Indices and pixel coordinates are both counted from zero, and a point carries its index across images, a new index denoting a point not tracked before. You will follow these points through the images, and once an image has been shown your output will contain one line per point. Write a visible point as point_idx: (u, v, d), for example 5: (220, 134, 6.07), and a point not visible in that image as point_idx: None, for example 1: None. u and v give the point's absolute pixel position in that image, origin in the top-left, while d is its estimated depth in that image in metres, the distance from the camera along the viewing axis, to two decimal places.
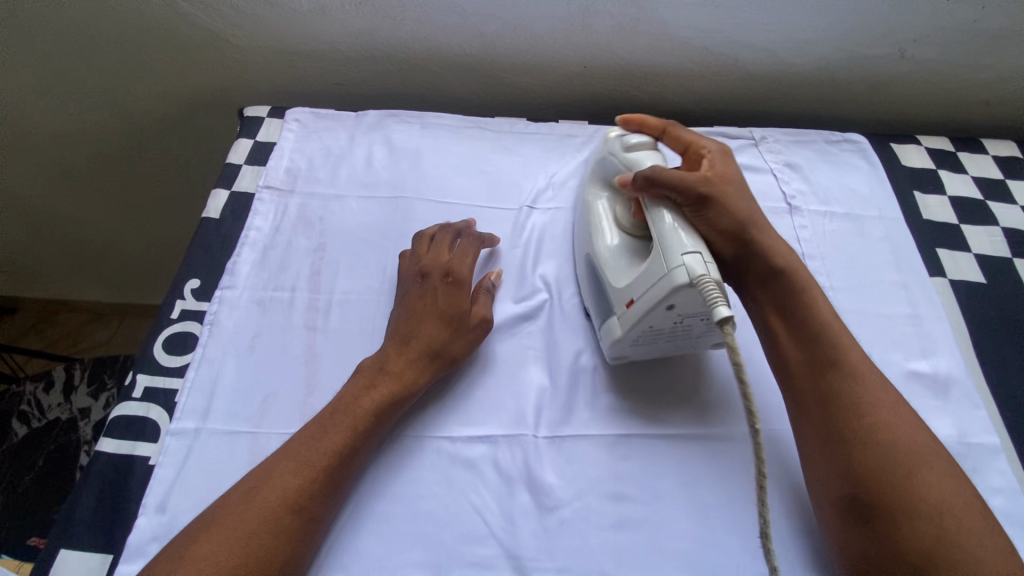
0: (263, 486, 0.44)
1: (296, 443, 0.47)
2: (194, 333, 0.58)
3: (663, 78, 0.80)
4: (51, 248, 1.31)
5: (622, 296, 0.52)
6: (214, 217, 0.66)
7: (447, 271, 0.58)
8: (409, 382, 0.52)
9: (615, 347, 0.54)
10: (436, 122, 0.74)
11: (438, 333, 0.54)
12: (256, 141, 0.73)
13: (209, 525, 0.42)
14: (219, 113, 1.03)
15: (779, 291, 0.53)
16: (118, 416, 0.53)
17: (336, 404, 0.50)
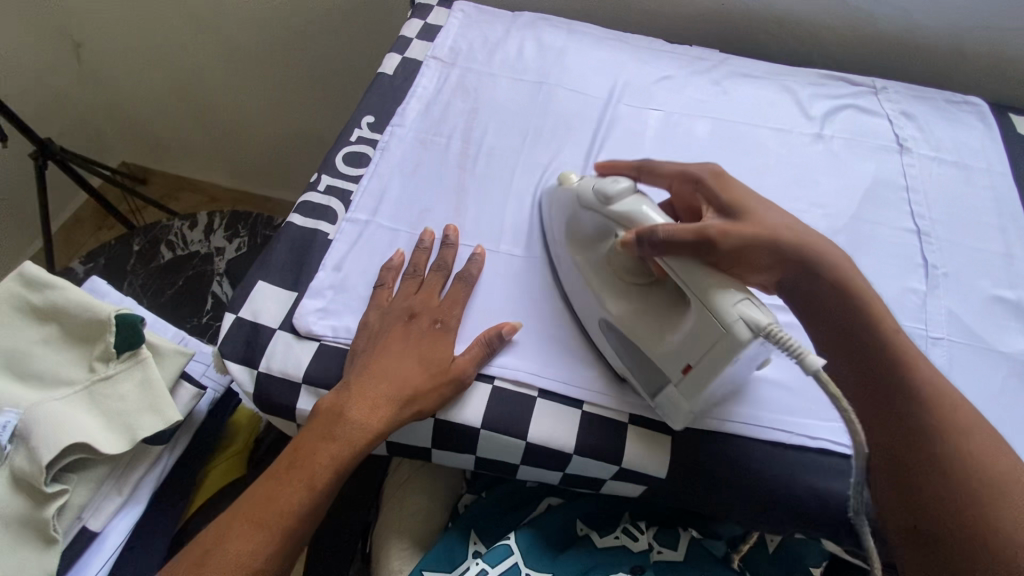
0: (217, 549, 0.48)
1: (255, 500, 0.50)
2: (366, 154, 0.69)
3: (796, 25, 0.85)
4: (200, 121, 1.51)
5: (676, 361, 0.49)
6: (388, 74, 0.77)
7: (428, 324, 0.54)
8: (372, 435, 0.50)
9: (680, 417, 0.51)
10: (582, 30, 0.83)
11: (412, 381, 0.51)
12: (426, 22, 0.83)
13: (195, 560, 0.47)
14: (377, 12, 1.16)
15: (826, 297, 0.50)
16: (305, 201, 0.65)
17: (294, 450, 0.51)
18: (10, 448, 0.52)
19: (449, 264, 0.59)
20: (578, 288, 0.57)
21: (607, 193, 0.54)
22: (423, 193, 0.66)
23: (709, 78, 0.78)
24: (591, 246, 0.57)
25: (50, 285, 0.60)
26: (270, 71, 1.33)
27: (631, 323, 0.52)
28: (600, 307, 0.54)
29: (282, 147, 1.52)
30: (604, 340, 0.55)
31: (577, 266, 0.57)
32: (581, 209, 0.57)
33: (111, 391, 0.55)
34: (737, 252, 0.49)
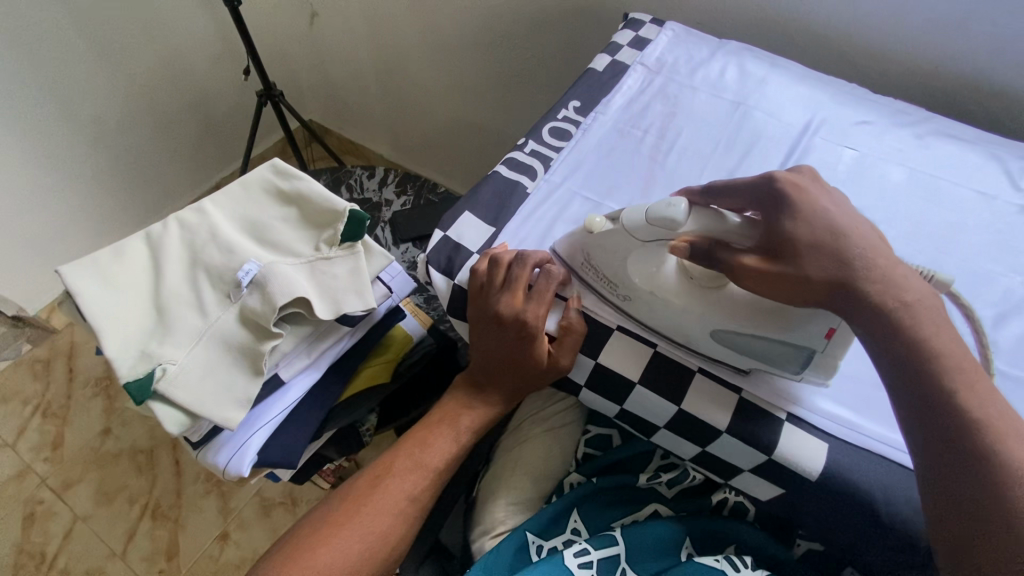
0: (379, 491, 0.58)
1: (413, 440, 0.61)
2: (569, 131, 0.76)
3: (1014, 100, 0.83)
4: (387, 95, 1.71)
5: (813, 331, 0.50)
6: (598, 70, 0.85)
7: (524, 323, 0.55)
8: (498, 406, 0.62)
9: (828, 374, 0.52)
10: (784, 65, 0.86)
11: (531, 376, 0.58)
12: (638, 34, 0.91)
13: (376, 486, 0.58)
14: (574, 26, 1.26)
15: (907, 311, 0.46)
16: (511, 158, 0.73)
17: (438, 409, 0.63)
18: (247, 291, 0.63)
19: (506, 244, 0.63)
20: (674, 314, 0.55)
21: (669, 219, 0.50)
22: (614, 174, 0.72)
23: (909, 131, 0.78)
24: (660, 278, 0.55)
25: (297, 177, 0.72)
26: (456, 60, 1.47)
27: (738, 316, 0.52)
28: (710, 317, 0.53)
29: (447, 130, 1.68)
30: (719, 347, 0.54)
31: (655, 291, 0.55)
32: (642, 242, 0.53)
33: (328, 269, 0.65)
34: (784, 277, 0.48)
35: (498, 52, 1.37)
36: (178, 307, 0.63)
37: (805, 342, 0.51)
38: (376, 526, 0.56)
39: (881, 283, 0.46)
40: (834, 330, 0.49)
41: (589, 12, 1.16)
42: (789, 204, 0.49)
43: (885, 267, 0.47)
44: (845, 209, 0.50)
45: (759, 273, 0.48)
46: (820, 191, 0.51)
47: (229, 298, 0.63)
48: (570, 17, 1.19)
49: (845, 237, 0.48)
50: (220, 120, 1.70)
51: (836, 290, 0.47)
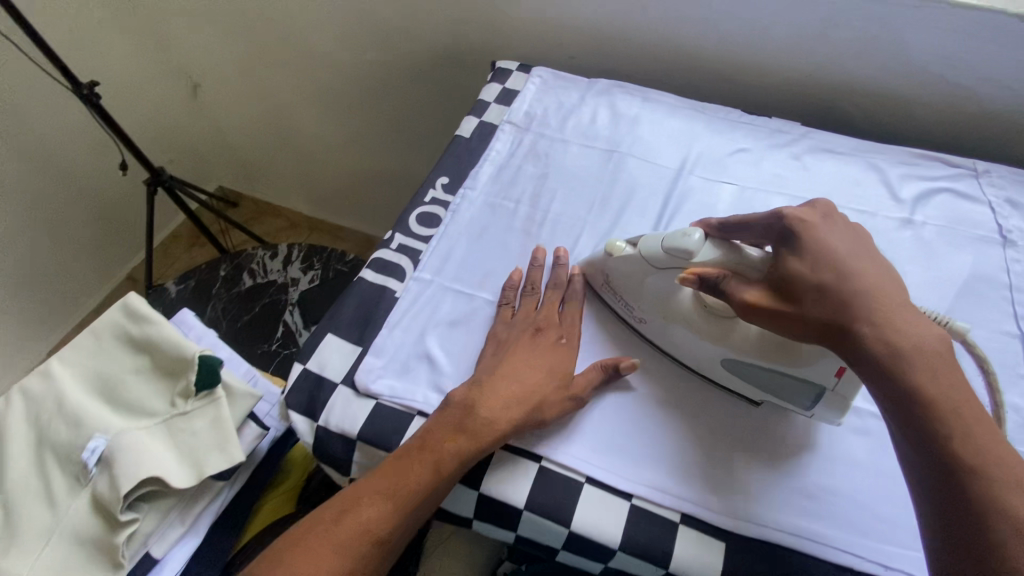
0: (357, 506, 0.50)
1: (386, 471, 0.51)
2: (438, 215, 0.72)
3: (888, 98, 0.81)
4: (293, 154, 1.63)
5: (827, 369, 0.50)
6: (465, 136, 0.81)
7: (560, 332, 0.60)
8: (500, 436, 0.52)
9: (841, 412, 0.52)
10: (657, 98, 0.84)
11: (541, 394, 0.54)
12: (505, 86, 0.87)
13: (305, 544, 0.50)
14: (455, 70, 1.18)
15: (884, 335, 0.44)
16: (378, 258, 0.67)
17: (424, 435, 0.52)
18: (95, 472, 0.57)
19: (537, 286, 0.63)
20: (685, 344, 0.57)
21: (683, 249, 0.54)
22: (488, 257, 0.67)
23: (787, 154, 0.76)
24: (670, 312, 0.57)
25: (149, 319, 0.66)
26: (353, 113, 1.41)
27: (745, 350, 0.53)
28: (716, 349, 0.55)
29: (359, 181, 1.62)
30: (730, 376, 0.55)
31: (668, 327, 0.57)
32: (656, 269, 0.57)
33: (187, 426, 0.60)
34: (787, 315, 0.48)
35: (393, 101, 1.32)
36: (23, 501, 0.57)
37: (817, 380, 0.51)
38: None
39: (875, 322, 0.45)
40: (845, 369, 0.50)
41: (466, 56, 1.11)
42: (796, 242, 0.51)
43: (885, 309, 0.45)
44: (857, 251, 0.50)
45: (761, 306, 0.49)
46: (832, 231, 0.52)
47: (79, 483, 0.57)
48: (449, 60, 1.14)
49: (849, 275, 0.48)
50: (117, 210, 1.60)
51: (828, 327, 0.46)
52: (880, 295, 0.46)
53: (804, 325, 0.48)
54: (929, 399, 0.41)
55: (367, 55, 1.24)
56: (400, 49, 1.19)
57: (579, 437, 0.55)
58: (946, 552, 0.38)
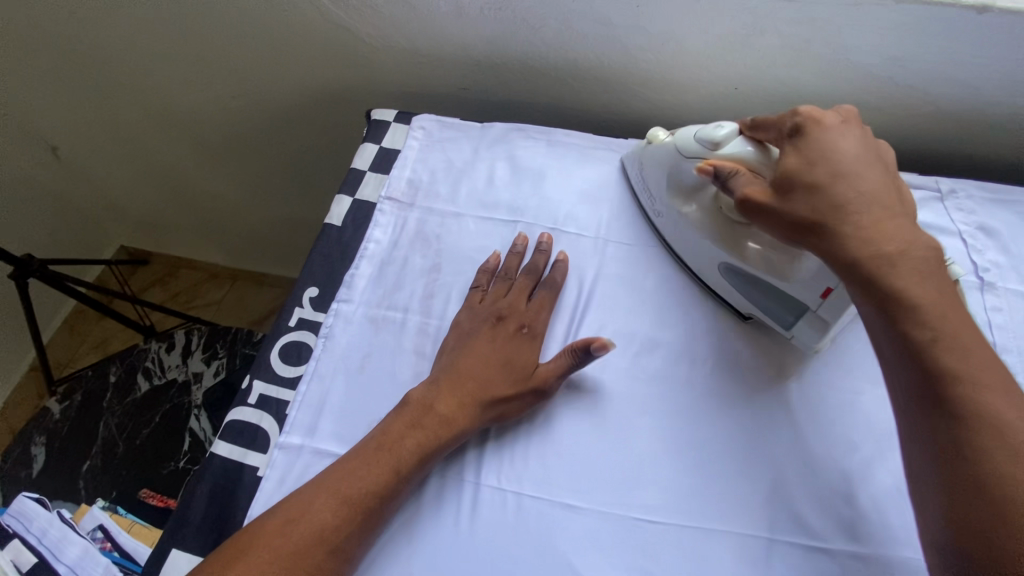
0: (308, 512, 0.44)
1: (337, 472, 0.47)
2: (308, 343, 0.58)
3: (830, 107, 0.69)
4: (180, 218, 1.39)
5: (813, 288, 0.49)
6: (336, 224, 0.66)
7: (521, 319, 0.55)
8: (456, 431, 0.49)
9: (821, 337, 0.51)
10: (564, 141, 0.70)
11: (495, 384, 0.51)
12: (381, 147, 0.72)
13: (242, 556, 0.43)
14: (337, 113, 0.98)
15: (868, 241, 0.42)
16: (233, 421, 0.54)
17: (380, 435, 0.49)
18: None
19: (512, 271, 0.59)
20: (691, 244, 0.57)
21: (712, 140, 0.52)
22: (372, 397, 0.54)
23: None
24: (687, 200, 0.56)
25: None
26: (229, 169, 1.19)
27: (745, 257, 0.52)
28: (717, 251, 0.54)
29: (258, 239, 1.40)
30: (729, 285, 0.55)
31: (681, 221, 0.57)
32: (683, 162, 0.55)
33: None
34: (776, 214, 0.46)
35: (270, 151, 1.12)
36: None
37: (800, 299, 0.51)
38: None
39: (872, 224, 0.42)
40: (831, 291, 0.48)
41: (345, 97, 0.93)
42: (807, 142, 0.47)
43: (878, 214, 0.43)
44: (867, 157, 0.47)
45: (756, 203, 0.46)
46: (845, 133, 0.47)
47: None
48: (327, 101, 0.96)
49: (846, 176, 0.44)
50: None
51: (816, 225, 0.44)
52: (879, 199, 0.44)
53: (797, 229, 0.45)
54: (916, 302, 0.40)
55: (224, 104, 1.03)
56: (260, 95, 0.99)
57: None
58: (937, 465, 0.37)
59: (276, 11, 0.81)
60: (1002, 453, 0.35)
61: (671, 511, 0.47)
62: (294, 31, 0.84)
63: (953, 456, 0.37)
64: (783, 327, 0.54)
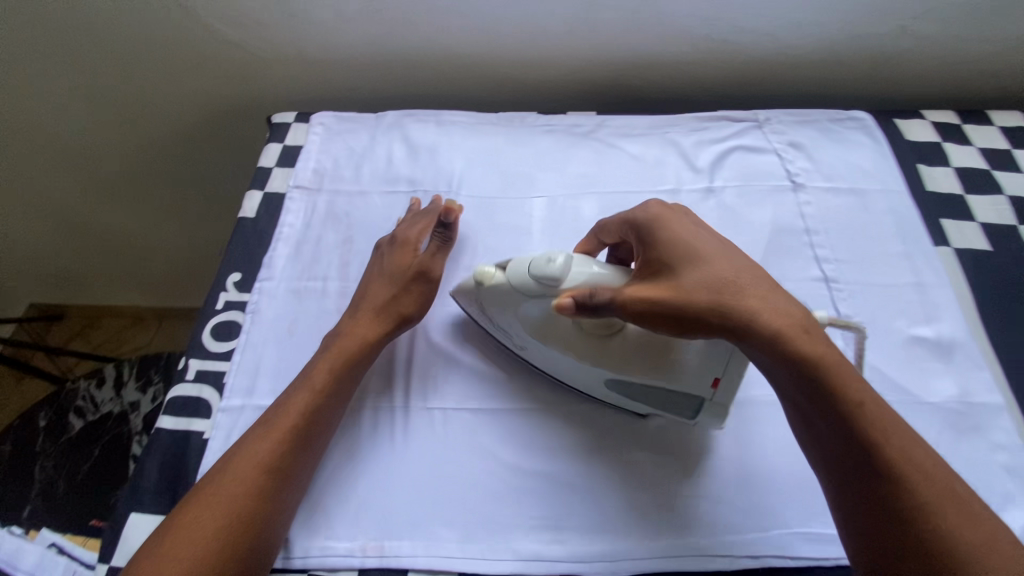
0: (243, 450, 0.49)
1: (270, 412, 0.52)
2: (238, 320, 0.63)
3: (668, 66, 0.82)
4: (77, 270, 1.30)
5: (703, 381, 0.48)
6: (250, 216, 0.71)
7: (399, 237, 0.63)
8: (368, 339, 0.56)
9: (722, 421, 0.51)
10: (451, 120, 0.79)
11: (380, 294, 0.59)
12: (284, 145, 0.78)
13: (197, 495, 0.47)
14: (234, 129, 1.01)
15: (775, 321, 0.43)
16: (175, 396, 0.58)
17: (303, 373, 0.55)
18: None
19: (397, 238, 0.63)
20: (569, 366, 0.54)
21: (550, 276, 0.49)
22: (303, 356, 0.60)
23: (589, 151, 0.76)
24: (545, 332, 0.53)
25: None
26: (127, 212, 1.16)
27: (631, 365, 0.50)
28: (598, 369, 0.51)
29: (169, 284, 1.36)
30: (614, 394, 0.53)
31: (550, 350, 0.53)
32: (528, 297, 0.51)
33: None
34: (669, 306, 0.45)
35: (172, 183, 1.11)
36: None
37: (695, 392, 0.50)
38: (195, 531, 0.44)
39: (771, 306, 0.44)
40: (719, 380, 0.48)
41: (244, 113, 0.98)
42: (672, 241, 0.49)
43: (768, 294, 0.45)
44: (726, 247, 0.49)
45: (644, 303, 0.45)
46: (700, 229, 0.50)
47: None
48: (224, 119, 0.99)
49: (722, 263, 0.46)
50: None
51: (713, 310, 0.44)
52: (759, 281, 0.46)
53: (693, 321, 0.45)
54: (843, 382, 0.42)
55: (116, 142, 1.02)
56: (156, 126, 1.00)
57: (444, 532, 0.50)
58: (876, 520, 0.40)
59: (161, 37, 0.85)
60: (939, 507, 0.39)
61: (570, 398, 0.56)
62: (183, 55, 0.88)
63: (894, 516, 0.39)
64: (686, 418, 0.52)
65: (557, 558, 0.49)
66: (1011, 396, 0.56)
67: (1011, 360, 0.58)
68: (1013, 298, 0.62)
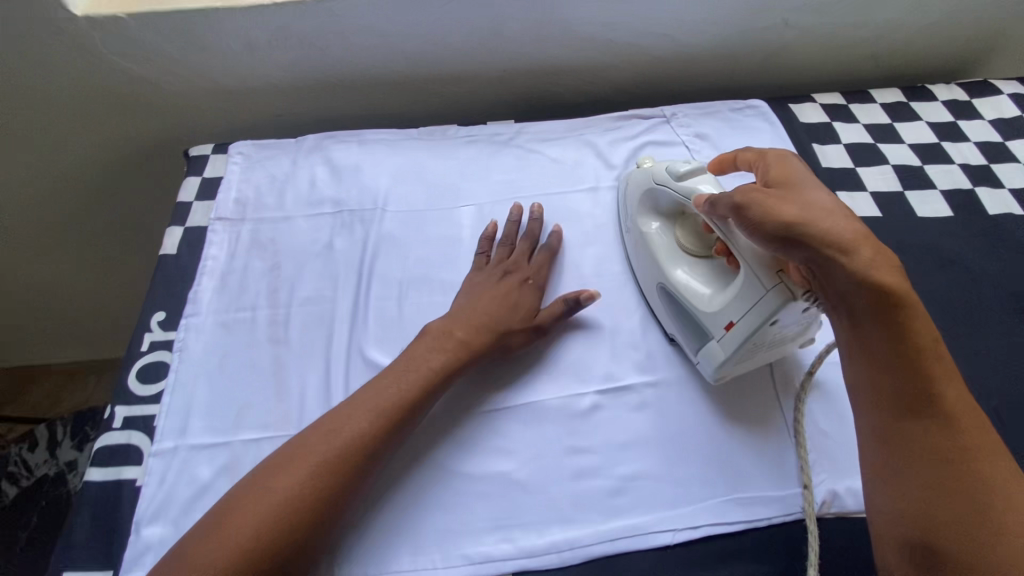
0: (344, 425, 0.50)
1: (377, 385, 0.53)
2: (165, 361, 0.61)
3: (579, 70, 0.86)
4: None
5: (723, 317, 0.54)
6: (171, 252, 0.70)
7: (525, 273, 0.64)
8: (471, 352, 0.57)
9: (722, 371, 0.55)
10: (373, 138, 0.80)
11: (505, 321, 0.59)
12: (203, 177, 0.77)
13: (289, 458, 0.48)
14: (150, 169, 0.96)
15: (879, 273, 0.45)
16: (102, 446, 0.56)
17: (408, 356, 0.56)
18: None
19: (533, 232, 0.68)
20: (645, 260, 0.63)
21: (677, 173, 0.59)
22: (237, 388, 0.59)
23: (510, 157, 0.78)
24: (669, 219, 0.63)
25: None
26: (22, 273, 1.06)
27: (689, 288, 0.58)
28: (661, 273, 0.61)
29: (76, 340, 1.24)
30: (661, 302, 0.61)
31: (648, 235, 0.63)
32: (655, 184, 0.62)
33: None
34: (809, 222, 0.46)
35: (85, 234, 1.04)
36: None
37: (712, 326, 0.55)
38: (285, 495, 0.46)
39: (881, 258, 0.45)
40: (733, 325, 0.53)
41: (159, 151, 0.94)
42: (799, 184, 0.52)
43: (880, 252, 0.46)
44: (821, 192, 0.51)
45: (760, 212, 0.48)
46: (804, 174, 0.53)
47: None
48: (137, 160, 0.94)
49: (836, 204, 0.48)
50: None
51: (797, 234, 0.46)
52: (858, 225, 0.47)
53: (793, 244, 0.46)
54: (926, 357, 0.45)
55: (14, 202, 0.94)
56: (59, 180, 0.93)
57: (393, 547, 0.50)
58: (933, 494, 0.43)
59: (54, 85, 0.80)
60: (996, 494, 0.42)
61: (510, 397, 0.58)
62: (82, 100, 0.83)
63: (953, 492, 0.43)
64: (693, 351, 0.58)
65: (507, 556, 0.50)
66: None
67: None
68: (906, 256, 0.67)
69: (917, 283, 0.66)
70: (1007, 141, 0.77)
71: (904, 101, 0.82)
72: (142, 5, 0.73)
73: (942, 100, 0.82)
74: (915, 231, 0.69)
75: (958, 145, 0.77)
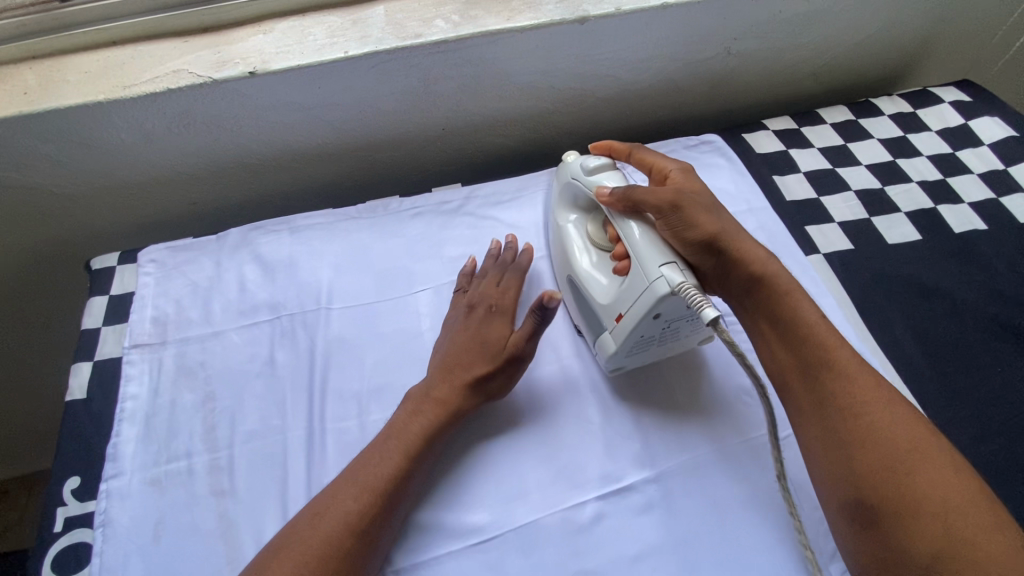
0: (329, 507, 0.47)
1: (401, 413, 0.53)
2: (85, 541, 0.51)
3: (522, 119, 0.80)
4: None
5: (613, 308, 0.53)
6: (80, 398, 0.59)
7: (491, 302, 0.60)
8: (454, 405, 0.53)
9: (614, 361, 0.55)
10: (305, 224, 0.72)
11: (474, 364, 0.55)
12: (111, 296, 0.66)
13: (321, 496, 0.48)
14: (47, 279, 0.83)
15: (767, 270, 0.50)
16: None
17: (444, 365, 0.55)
18: None
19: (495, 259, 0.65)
20: (559, 254, 0.63)
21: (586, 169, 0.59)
22: (178, 562, 0.50)
23: (462, 227, 0.71)
24: (584, 214, 0.62)
25: None
26: None
27: (590, 284, 0.57)
28: (568, 267, 0.60)
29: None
30: (572, 295, 0.61)
31: (561, 229, 0.63)
32: (570, 181, 0.61)
33: None
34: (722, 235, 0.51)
35: None
36: None
37: (606, 317, 0.54)
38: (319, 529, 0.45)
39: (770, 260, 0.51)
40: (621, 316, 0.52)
41: (56, 259, 0.81)
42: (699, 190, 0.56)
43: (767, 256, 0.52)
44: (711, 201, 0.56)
45: (680, 221, 0.51)
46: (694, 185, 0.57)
47: None
48: (31, 273, 0.82)
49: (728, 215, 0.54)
50: None
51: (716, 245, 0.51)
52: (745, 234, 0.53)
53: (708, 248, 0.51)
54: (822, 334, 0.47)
55: None
56: None
57: None
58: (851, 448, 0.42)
59: None
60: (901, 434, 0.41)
61: (502, 521, 0.51)
62: None
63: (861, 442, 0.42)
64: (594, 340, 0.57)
65: None
66: (910, 391, 0.58)
67: (898, 353, 0.61)
68: (885, 289, 0.65)
69: (901, 318, 0.63)
70: (956, 151, 0.77)
71: (852, 118, 0.81)
72: (6, 107, 0.62)
73: (888, 114, 0.81)
74: (889, 259, 0.67)
75: (911, 161, 0.76)
